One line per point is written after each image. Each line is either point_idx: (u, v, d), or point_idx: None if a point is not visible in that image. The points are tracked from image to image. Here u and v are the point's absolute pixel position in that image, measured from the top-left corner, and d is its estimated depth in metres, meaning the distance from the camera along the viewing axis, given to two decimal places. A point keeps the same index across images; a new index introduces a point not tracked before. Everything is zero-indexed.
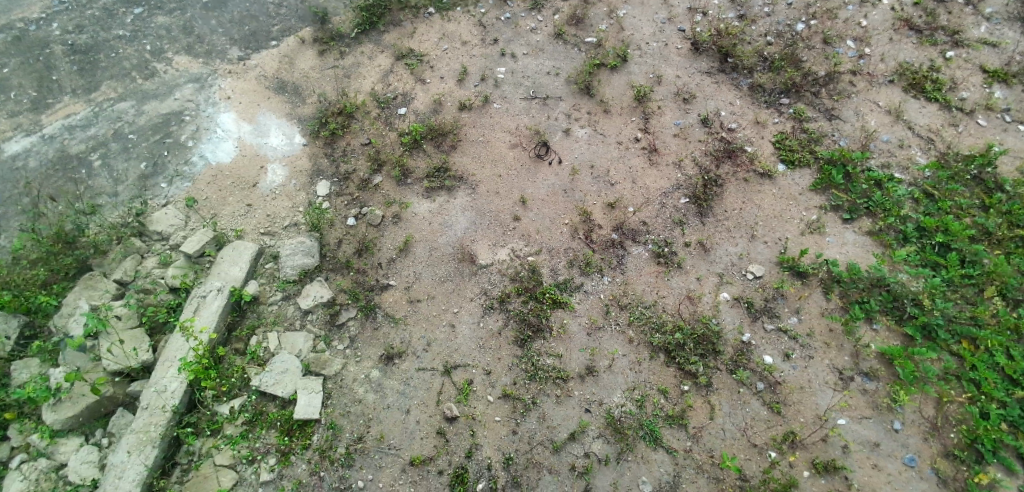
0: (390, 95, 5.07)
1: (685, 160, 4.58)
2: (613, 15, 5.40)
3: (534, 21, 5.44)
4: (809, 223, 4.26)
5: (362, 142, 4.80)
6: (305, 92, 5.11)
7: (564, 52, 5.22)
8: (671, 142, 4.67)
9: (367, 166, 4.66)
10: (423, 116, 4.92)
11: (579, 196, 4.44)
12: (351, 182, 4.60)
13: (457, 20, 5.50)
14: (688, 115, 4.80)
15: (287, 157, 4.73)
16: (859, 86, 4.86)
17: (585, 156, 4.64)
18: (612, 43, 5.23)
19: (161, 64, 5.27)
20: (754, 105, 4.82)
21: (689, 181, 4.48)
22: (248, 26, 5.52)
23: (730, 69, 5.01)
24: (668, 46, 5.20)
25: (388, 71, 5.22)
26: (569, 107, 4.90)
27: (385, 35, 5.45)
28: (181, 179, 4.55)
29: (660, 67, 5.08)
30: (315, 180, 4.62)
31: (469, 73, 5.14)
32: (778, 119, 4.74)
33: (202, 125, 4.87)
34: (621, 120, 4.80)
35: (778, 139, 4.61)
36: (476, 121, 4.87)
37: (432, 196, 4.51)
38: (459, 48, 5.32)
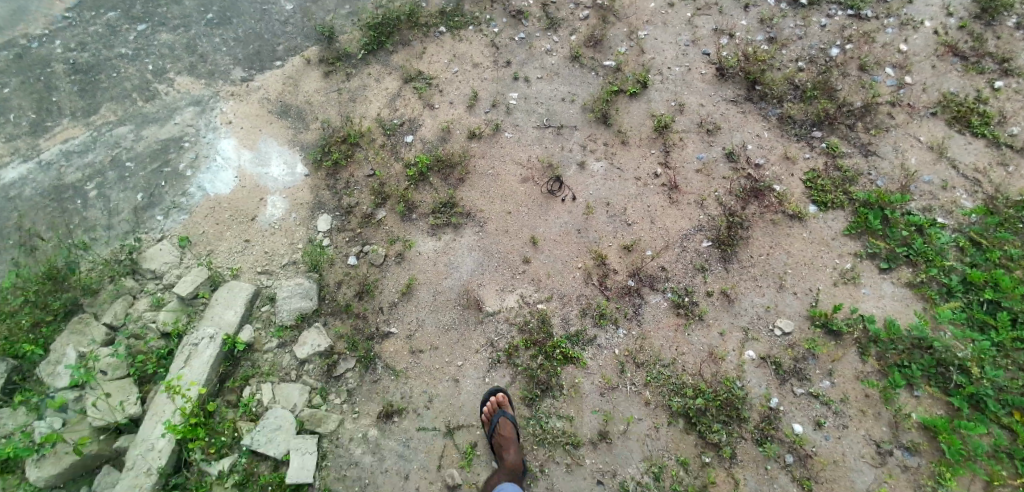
0: (396, 121, 4.80)
1: (708, 198, 4.27)
2: (634, 36, 5.08)
3: (549, 42, 5.14)
4: (843, 272, 3.96)
5: (366, 173, 4.55)
6: (308, 117, 4.86)
7: (581, 76, 4.91)
8: (693, 178, 4.35)
9: (370, 200, 4.42)
10: (430, 145, 4.66)
11: (594, 237, 4.17)
12: (353, 216, 4.37)
13: (469, 40, 5.21)
14: (713, 148, 4.48)
15: (288, 188, 4.51)
16: (899, 118, 4.51)
17: (601, 192, 4.35)
18: (632, 67, 4.91)
19: (162, 85, 5.01)
20: (784, 138, 4.49)
21: (712, 222, 4.18)
22: (252, 45, 5.25)
23: (758, 98, 4.67)
24: (692, 71, 4.87)
25: (395, 95, 4.95)
26: (585, 137, 4.60)
27: (393, 56, 5.17)
28: (177, 211, 4.33)
29: (682, 94, 4.76)
30: (316, 213, 4.39)
31: (479, 98, 4.86)
32: (809, 154, 4.42)
33: (201, 153, 4.64)
34: (639, 153, 4.50)
35: (809, 177, 4.29)
36: (485, 151, 4.60)
37: (438, 234, 4.26)
38: (470, 70, 5.03)
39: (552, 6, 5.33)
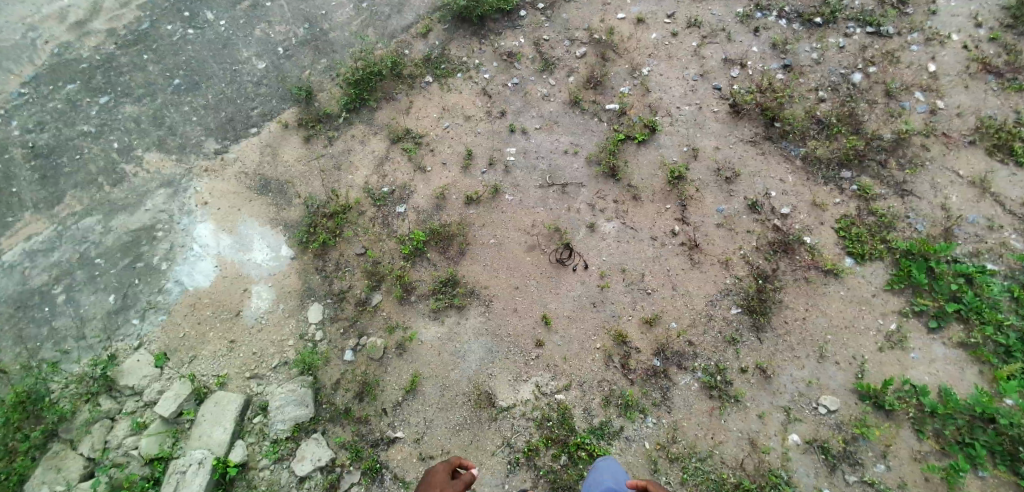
0: (386, 189, 4.41)
1: (733, 258, 3.88)
2: (637, 74, 4.70)
3: (545, 86, 4.76)
4: (888, 334, 3.57)
5: (356, 252, 4.18)
6: (291, 191, 4.50)
7: (583, 124, 4.54)
8: (715, 234, 3.97)
9: (364, 283, 4.05)
10: (425, 214, 4.29)
11: (611, 311, 3.79)
12: (347, 303, 4.00)
13: (458, 89, 4.83)
14: (734, 198, 4.09)
15: (273, 274, 4.14)
16: (934, 150, 4.12)
17: (615, 257, 3.97)
18: (638, 110, 4.53)
19: (129, 165, 4.63)
20: (811, 182, 4.11)
21: (740, 285, 3.78)
22: (224, 112, 4.87)
23: (779, 137, 4.30)
24: (703, 109, 4.49)
25: (383, 157, 4.57)
26: (592, 193, 4.22)
27: (377, 113, 4.78)
28: (154, 312, 4.00)
29: (694, 137, 4.37)
30: (305, 301, 4.03)
31: (475, 156, 4.48)
32: (840, 198, 4.03)
33: (177, 242, 4.28)
34: (654, 209, 4.11)
35: (842, 225, 3.91)
36: (486, 218, 4.22)
37: (439, 318, 3.89)
38: (462, 125, 4.65)
39: (545, 44, 4.95)
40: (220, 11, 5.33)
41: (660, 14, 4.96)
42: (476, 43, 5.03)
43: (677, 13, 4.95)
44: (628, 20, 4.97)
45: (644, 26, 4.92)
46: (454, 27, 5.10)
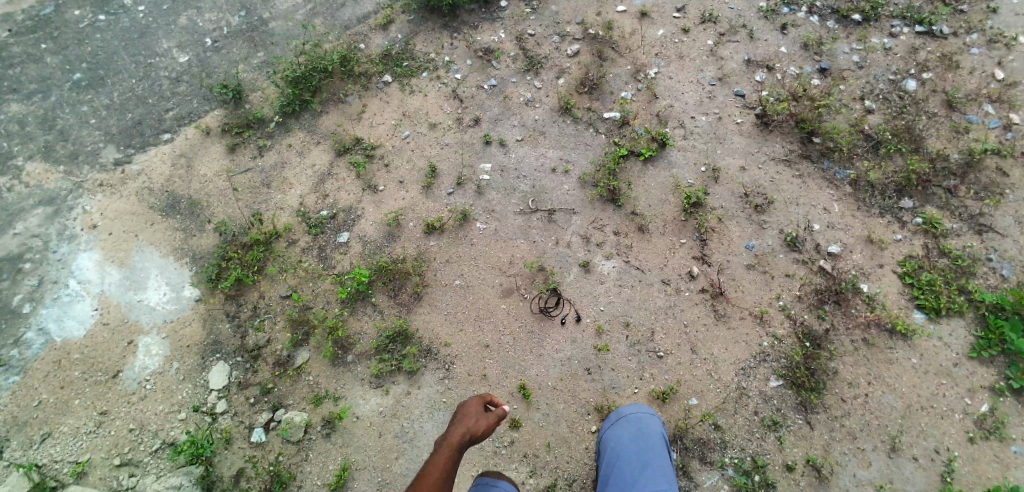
0: (325, 213, 3.48)
1: (769, 310, 2.98)
2: (642, 77, 3.84)
3: (528, 90, 3.88)
4: (980, 419, 2.69)
5: (281, 294, 3.23)
6: (205, 213, 3.53)
7: (575, 135, 3.66)
8: (744, 279, 3.08)
9: (287, 336, 3.10)
10: (373, 245, 3.35)
11: (611, 381, 2.89)
12: (262, 364, 3.05)
13: (422, 91, 3.93)
14: (766, 232, 3.21)
15: (169, 322, 3.17)
16: (1014, 175, 3.28)
17: (615, 306, 3.07)
18: (643, 120, 3.66)
19: (6, 177, 3.66)
20: (862, 212, 3.25)
21: (779, 348, 2.89)
22: (131, 113, 3.91)
23: (819, 155, 3.44)
24: (723, 120, 3.64)
25: (325, 173, 3.63)
26: (586, 223, 3.32)
27: (322, 118, 3.86)
28: (4, 372, 3.02)
29: (714, 154, 3.50)
30: (208, 359, 3.08)
31: (439, 173, 3.57)
32: (901, 234, 3.16)
33: (47, 277, 3.31)
34: (664, 245, 3.21)
35: (907, 270, 3.04)
36: (451, 251, 3.29)
37: (381, 385, 2.94)
38: (425, 134, 3.74)
39: (530, 40, 4.08)
40: None
41: (668, 7, 4.13)
42: (447, 38, 4.15)
43: (688, 6, 4.11)
44: (630, 13, 4.13)
45: (650, 20, 4.08)
46: (420, 18, 4.22)
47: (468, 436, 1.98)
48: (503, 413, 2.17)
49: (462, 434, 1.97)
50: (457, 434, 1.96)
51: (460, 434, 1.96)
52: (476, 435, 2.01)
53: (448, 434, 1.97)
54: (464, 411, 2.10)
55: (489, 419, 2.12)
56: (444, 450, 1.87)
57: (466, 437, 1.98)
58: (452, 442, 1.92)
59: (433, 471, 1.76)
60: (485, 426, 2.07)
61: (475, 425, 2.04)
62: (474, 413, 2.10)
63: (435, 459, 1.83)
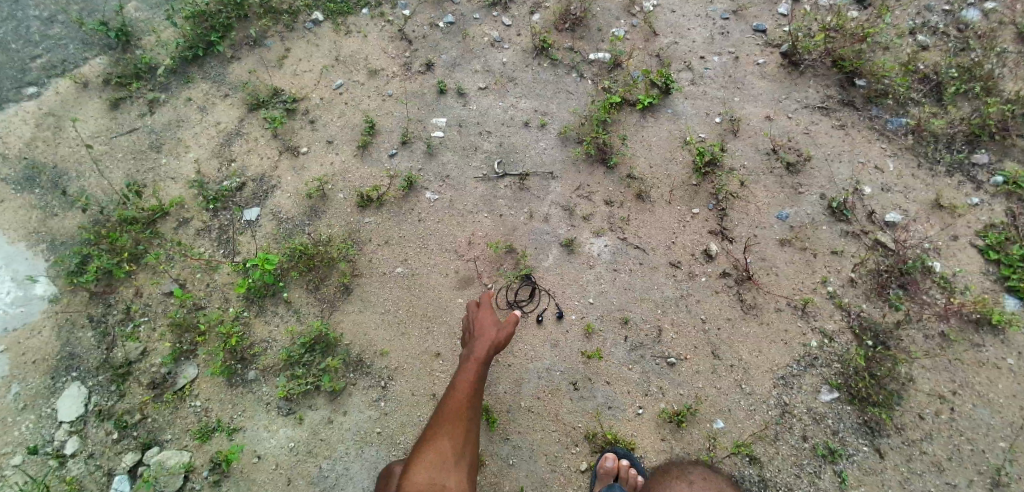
0: (230, 183, 2.66)
1: (813, 300, 2.24)
2: (637, 10, 3.07)
3: (495, 27, 3.08)
4: None
5: (162, 290, 2.41)
6: (71, 186, 2.69)
7: (553, 81, 2.87)
8: (778, 259, 2.33)
9: (168, 347, 2.29)
10: (291, 224, 2.54)
11: (606, 399, 2.13)
12: (134, 386, 2.23)
13: (362, 32, 3.11)
14: (804, 197, 2.46)
15: (9, 329, 2.32)
16: None
17: (609, 298, 2.30)
18: (639, 61, 2.89)
19: None
20: (925, 171, 2.51)
21: (830, 349, 2.14)
22: None
23: (864, 101, 2.71)
24: (741, 60, 2.88)
25: (233, 134, 2.81)
26: (568, 190, 2.55)
27: (233, 67, 3.04)
28: None
29: (731, 101, 2.75)
30: (58, 380, 2.23)
31: (379, 131, 2.77)
32: (978, 197, 2.44)
33: None
34: (673, 216, 2.45)
35: (990, 243, 2.31)
36: (391, 230, 2.51)
37: (294, 411, 2.16)
38: (364, 83, 2.93)
39: None
40: None
41: None
42: None
43: None
44: None
45: None
46: None
47: (490, 353, 1.86)
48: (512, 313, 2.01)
49: (485, 350, 1.86)
50: (479, 355, 1.85)
51: (481, 352, 1.86)
52: (496, 348, 1.89)
53: (469, 349, 1.88)
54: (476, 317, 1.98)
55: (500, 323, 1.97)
56: (467, 378, 1.79)
57: (489, 352, 1.86)
58: (475, 362, 1.83)
59: (456, 405, 1.74)
60: (501, 335, 1.93)
61: (493, 332, 1.92)
62: (487, 322, 1.96)
63: (458, 388, 1.78)
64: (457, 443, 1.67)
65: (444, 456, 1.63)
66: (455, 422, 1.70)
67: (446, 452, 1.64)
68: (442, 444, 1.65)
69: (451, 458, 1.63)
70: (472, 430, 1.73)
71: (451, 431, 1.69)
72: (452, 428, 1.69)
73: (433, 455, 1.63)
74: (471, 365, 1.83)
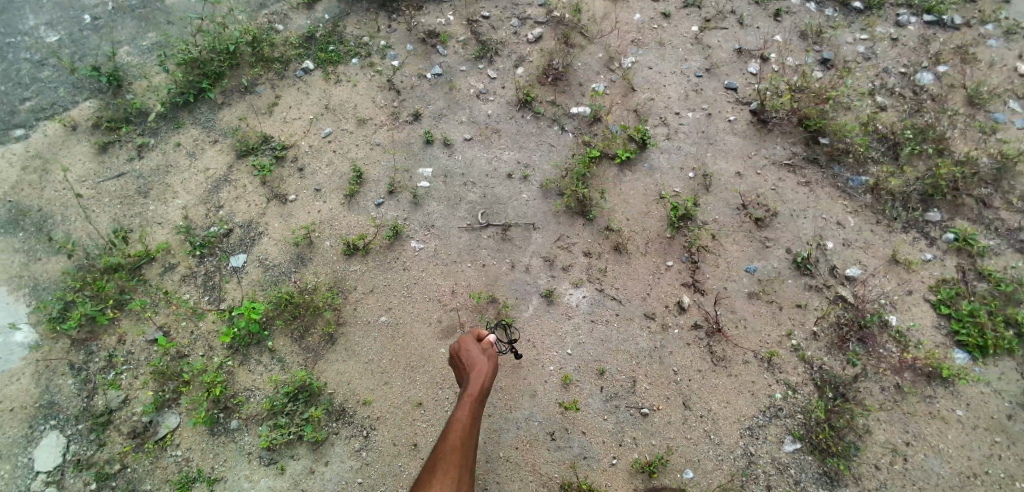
0: (217, 229, 2.72)
1: (778, 352, 2.35)
2: (615, 66, 3.23)
3: (480, 79, 3.21)
4: None
5: (147, 337, 2.43)
6: (55, 230, 2.72)
7: (535, 133, 3.00)
8: (747, 312, 2.44)
9: (150, 396, 2.30)
10: (277, 271, 2.60)
11: (582, 449, 2.21)
12: (113, 434, 2.24)
13: (351, 81, 3.22)
14: (770, 251, 2.60)
15: None
16: None
17: (586, 349, 2.39)
18: (617, 116, 3.04)
19: None
20: (884, 228, 2.67)
21: (794, 401, 2.25)
22: None
23: (827, 159, 2.88)
24: (713, 117, 3.04)
25: (221, 180, 2.88)
26: (548, 242, 2.65)
27: (223, 113, 3.11)
28: None
29: (704, 157, 2.89)
30: (34, 428, 2.24)
31: (366, 180, 2.86)
32: (931, 254, 2.61)
33: None
34: (648, 269, 2.57)
35: (942, 299, 2.47)
36: (377, 279, 2.58)
37: (276, 461, 2.19)
38: (351, 132, 3.03)
39: (484, 24, 3.44)
40: None
41: None
42: (386, 20, 3.50)
43: None
44: None
45: (623, 4, 3.52)
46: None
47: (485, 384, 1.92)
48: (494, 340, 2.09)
49: (476, 387, 1.90)
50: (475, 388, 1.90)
51: (477, 386, 1.91)
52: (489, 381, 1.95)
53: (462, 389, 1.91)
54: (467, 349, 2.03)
55: (489, 354, 2.03)
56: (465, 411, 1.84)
57: (481, 389, 1.91)
58: (469, 400, 1.87)
59: (450, 446, 1.74)
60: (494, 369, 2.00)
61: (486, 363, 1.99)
62: (478, 354, 2.01)
63: (453, 427, 1.80)
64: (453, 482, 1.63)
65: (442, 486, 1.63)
66: (452, 458, 1.70)
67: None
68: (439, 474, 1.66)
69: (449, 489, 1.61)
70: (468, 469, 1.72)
71: (447, 467, 1.68)
72: (448, 462, 1.69)
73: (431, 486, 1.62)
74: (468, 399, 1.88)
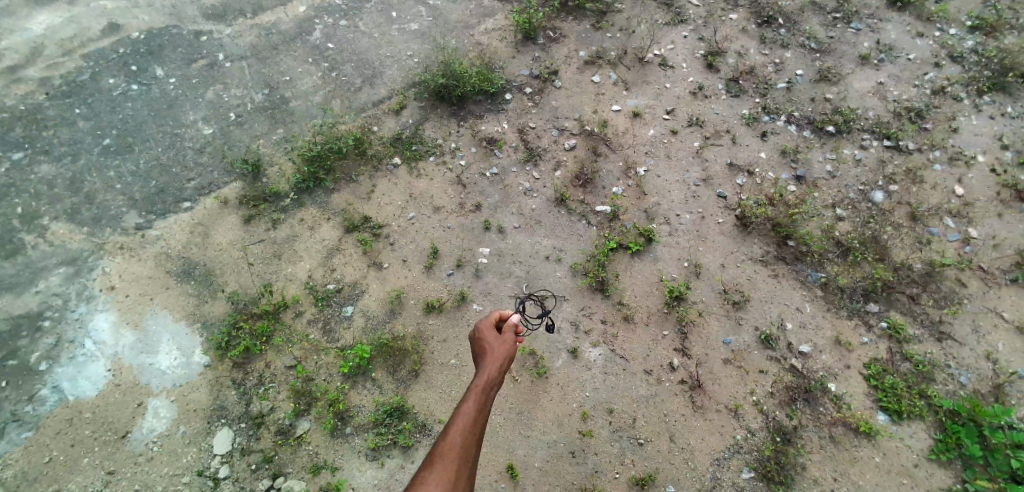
0: (332, 286, 3.71)
1: (743, 405, 3.19)
2: (632, 173, 4.18)
3: (527, 179, 4.19)
4: None
5: (286, 364, 3.42)
6: (217, 282, 3.75)
7: (569, 225, 3.94)
8: (721, 373, 3.30)
9: (289, 406, 3.29)
10: (375, 321, 3.57)
11: (593, 465, 3.06)
12: (265, 431, 3.23)
13: (429, 175, 4.23)
14: (742, 328, 3.46)
15: (179, 387, 3.38)
16: (973, 286, 3.59)
17: (600, 393, 3.26)
18: (632, 215, 3.97)
19: (31, 234, 3.97)
20: (832, 314, 3.51)
21: (751, 442, 3.07)
22: (155, 181, 4.21)
23: (793, 257, 3.75)
24: (706, 219, 3.95)
25: (333, 249, 3.88)
26: (575, 310, 3.56)
27: (334, 196, 4.14)
28: (19, 427, 3.27)
29: (697, 251, 3.79)
30: (213, 424, 3.27)
31: (441, 254, 3.82)
32: (867, 337, 3.42)
33: (65, 336, 3.56)
34: (649, 336, 3.45)
35: (872, 372, 3.27)
36: (448, 330, 3.51)
37: (377, 458, 3.12)
38: (430, 216, 4.02)
39: (532, 132, 4.44)
40: (171, 68, 4.83)
41: (659, 109, 4.55)
42: (454, 124, 4.50)
43: (677, 109, 4.54)
44: (624, 113, 4.53)
45: (641, 120, 4.48)
46: (430, 105, 4.58)
47: (498, 368, 2.03)
48: (514, 327, 2.24)
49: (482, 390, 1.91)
50: (484, 373, 1.98)
51: (484, 380, 1.94)
52: (505, 362, 2.09)
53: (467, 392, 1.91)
54: (483, 332, 2.19)
55: (501, 351, 2.10)
56: (468, 411, 1.81)
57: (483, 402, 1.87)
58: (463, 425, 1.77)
59: None
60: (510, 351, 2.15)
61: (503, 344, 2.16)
62: (492, 351, 2.09)
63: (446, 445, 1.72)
64: None
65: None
66: None
67: None
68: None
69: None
70: None
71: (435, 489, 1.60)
72: (447, 460, 1.66)
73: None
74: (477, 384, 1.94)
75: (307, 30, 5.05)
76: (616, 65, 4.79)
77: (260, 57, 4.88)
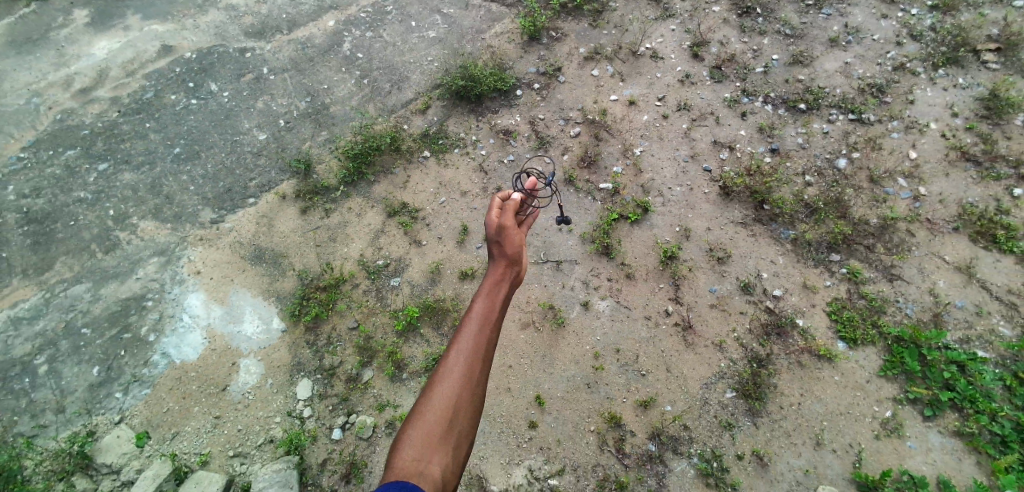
0: (381, 262, 4.43)
1: (727, 340, 3.91)
2: (629, 154, 4.85)
3: (539, 164, 4.88)
4: (883, 422, 3.59)
5: (350, 326, 4.17)
6: (285, 262, 4.49)
7: (577, 201, 4.63)
8: (707, 315, 4.01)
9: (355, 359, 4.04)
10: (419, 288, 4.30)
11: (605, 393, 3.79)
12: (337, 380, 3.98)
13: (455, 165, 4.93)
14: (725, 278, 4.15)
15: (262, 348, 4.12)
16: (920, 236, 4.25)
17: (609, 336, 3.98)
18: (630, 190, 4.65)
19: (124, 232, 4.71)
20: (801, 264, 4.19)
21: (733, 368, 3.81)
22: (222, 182, 4.94)
23: (768, 219, 4.41)
24: (694, 190, 4.62)
25: (378, 231, 4.60)
26: (585, 271, 4.26)
27: (375, 187, 4.85)
28: (138, 385, 4.01)
29: (686, 217, 4.48)
30: (294, 376, 4.01)
31: (470, 231, 4.54)
32: (830, 281, 4.10)
33: (166, 312, 4.30)
34: (647, 289, 4.15)
35: (833, 309, 3.96)
36: None
37: None
38: (458, 200, 4.73)
39: (541, 123, 5.11)
40: (223, 83, 5.55)
41: (652, 96, 5.20)
42: (473, 120, 5.18)
43: (666, 96, 5.18)
44: (620, 102, 5.18)
45: (636, 107, 5.14)
46: (451, 104, 5.26)
47: (500, 283, 2.23)
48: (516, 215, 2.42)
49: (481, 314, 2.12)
50: (480, 301, 2.15)
51: (484, 303, 2.16)
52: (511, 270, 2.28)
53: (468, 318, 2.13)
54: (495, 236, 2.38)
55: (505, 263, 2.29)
56: (464, 346, 2.03)
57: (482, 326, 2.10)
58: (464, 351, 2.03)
59: (431, 418, 1.88)
60: (511, 270, 2.28)
61: (508, 252, 2.31)
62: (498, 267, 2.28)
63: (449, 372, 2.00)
64: (436, 433, 1.86)
65: (428, 442, 1.83)
66: (431, 424, 1.87)
67: (425, 440, 1.83)
68: (428, 423, 1.87)
69: (440, 426, 1.87)
70: (441, 446, 1.84)
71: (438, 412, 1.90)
72: (450, 381, 1.96)
73: (419, 434, 1.84)
74: (479, 304, 2.16)
75: (338, 43, 5.74)
76: (612, 60, 5.44)
77: (299, 69, 5.58)
